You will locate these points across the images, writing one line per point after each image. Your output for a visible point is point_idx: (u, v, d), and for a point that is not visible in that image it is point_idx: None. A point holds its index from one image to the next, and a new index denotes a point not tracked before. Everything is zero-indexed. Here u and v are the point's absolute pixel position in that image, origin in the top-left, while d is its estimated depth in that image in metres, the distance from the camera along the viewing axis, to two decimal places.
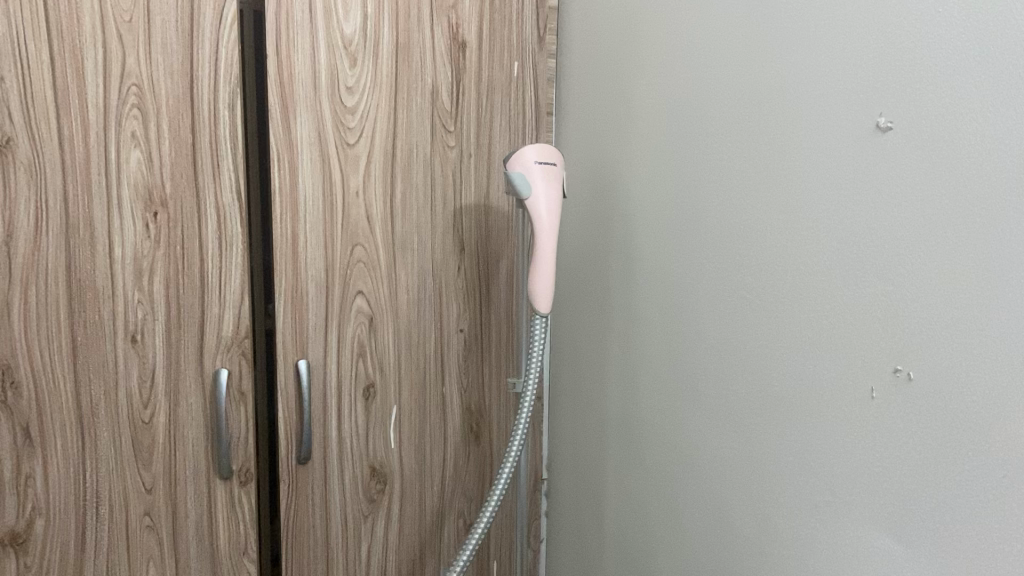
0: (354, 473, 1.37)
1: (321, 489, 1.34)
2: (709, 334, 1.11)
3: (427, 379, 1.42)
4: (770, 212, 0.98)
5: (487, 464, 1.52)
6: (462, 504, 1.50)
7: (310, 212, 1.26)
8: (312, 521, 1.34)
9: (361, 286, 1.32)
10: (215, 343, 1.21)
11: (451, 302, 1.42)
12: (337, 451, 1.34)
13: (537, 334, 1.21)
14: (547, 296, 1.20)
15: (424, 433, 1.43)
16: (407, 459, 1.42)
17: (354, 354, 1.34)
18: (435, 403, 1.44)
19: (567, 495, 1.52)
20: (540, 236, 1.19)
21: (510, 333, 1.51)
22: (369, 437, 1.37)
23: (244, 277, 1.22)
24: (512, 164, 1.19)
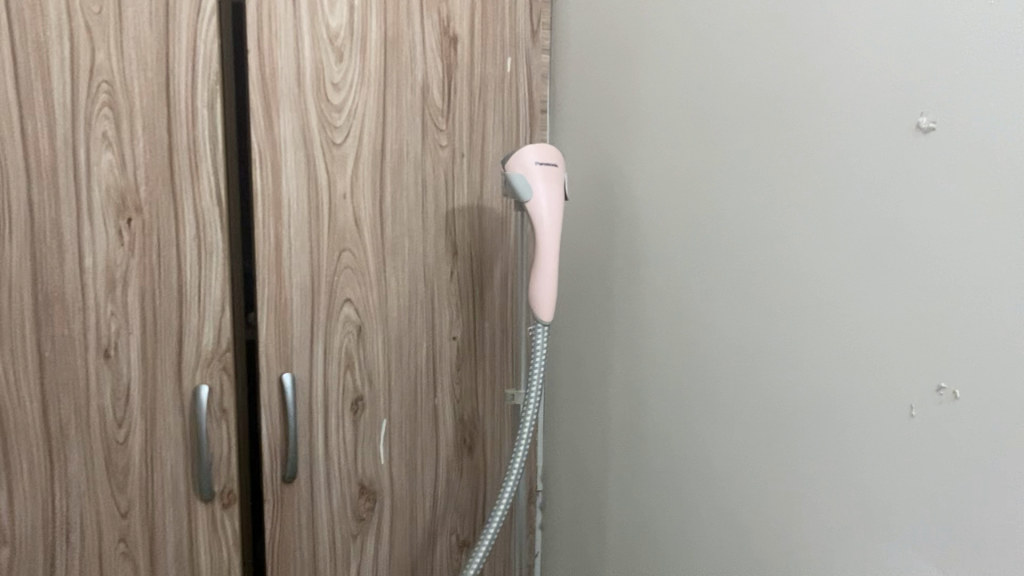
0: (342, 491, 1.30)
1: (308, 510, 1.27)
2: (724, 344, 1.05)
3: (418, 390, 1.35)
4: (796, 215, 0.93)
5: (480, 477, 1.46)
6: (454, 520, 1.44)
7: (295, 217, 1.18)
8: (298, 543, 1.27)
9: (349, 294, 1.25)
10: (195, 357, 1.13)
11: (443, 309, 1.36)
12: (325, 468, 1.27)
13: (539, 344, 1.14)
14: (549, 305, 1.14)
15: (415, 447, 1.37)
16: (398, 475, 1.35)
17: (342, 366, 1.27)
18: (427, 415, 1.37)
19: (568, 506, 1.47)
20: (542, 242, 1.13)
21: (504, 339, 1.45)
22: (357, 453, 1.30)
23: (225, 286, 1.14)
24: (510, 167, 1.12)
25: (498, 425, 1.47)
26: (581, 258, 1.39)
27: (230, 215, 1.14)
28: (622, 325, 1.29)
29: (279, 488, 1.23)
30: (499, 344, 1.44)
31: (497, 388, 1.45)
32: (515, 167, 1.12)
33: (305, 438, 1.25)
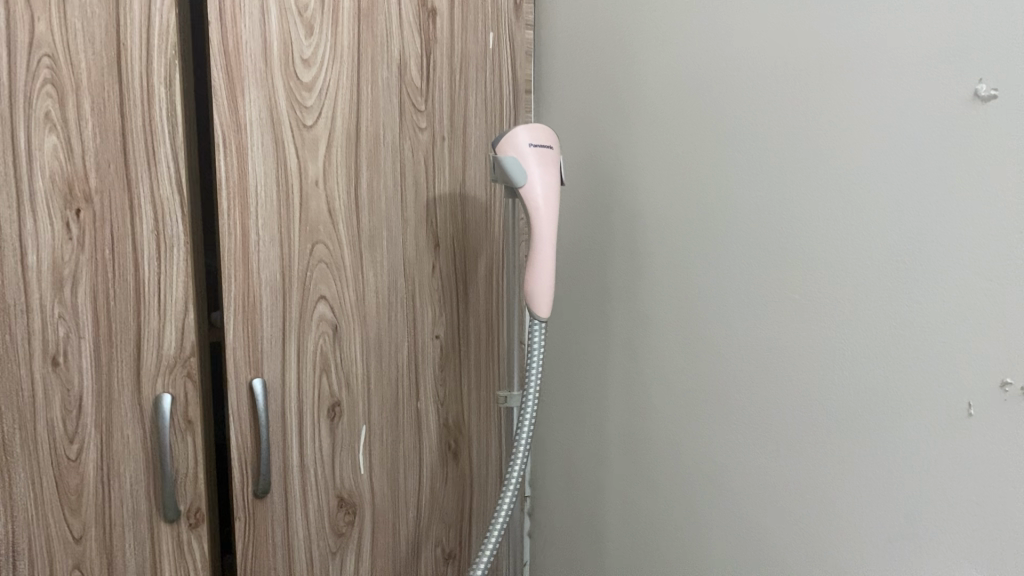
0: (320, 506, 1.19)
1: (284, 526, 1.16)
2: (762, 339, 1.06)
3: (400, 393, 1.26)
4: (841, 211, 0.93)
5: (468, 483, 1.39)
6: (440, 531, 1.36)
7: (264, 206, 1.07)
8: (273, 563, 1.16)
9: (324, 290, 1.15)
10: (155, 362, 1.02)
11: (426, 306, 1.27)
12: (301, 481, 1.17)
13: (536, 342, 1.07)
14: (546, 298, 1.06)
15: (397, 455, 1.28)
16: (379, 485, 1.26)
17: (317, 369, 1.16)
18: (410, 420, 1.28)
19: (566, 505, 1.46)
20: (538, 230, 1.04)
21: (491, 338, 1.40)
22: (335, 464, 1.20)
23: (188, 284, 1.03)
24: (500, 150, 1.03)
25: (488, 427, 1.41)
26: (586, 254, 1.36)
27: (191, 204, 1.02)
28: (619, 318, 1.30)
29: (249, 503, 1.12)
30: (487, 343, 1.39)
31: (487, 389, 1.40)
32: (506, 150, 1.03)
33: (278, 448, 1.14)
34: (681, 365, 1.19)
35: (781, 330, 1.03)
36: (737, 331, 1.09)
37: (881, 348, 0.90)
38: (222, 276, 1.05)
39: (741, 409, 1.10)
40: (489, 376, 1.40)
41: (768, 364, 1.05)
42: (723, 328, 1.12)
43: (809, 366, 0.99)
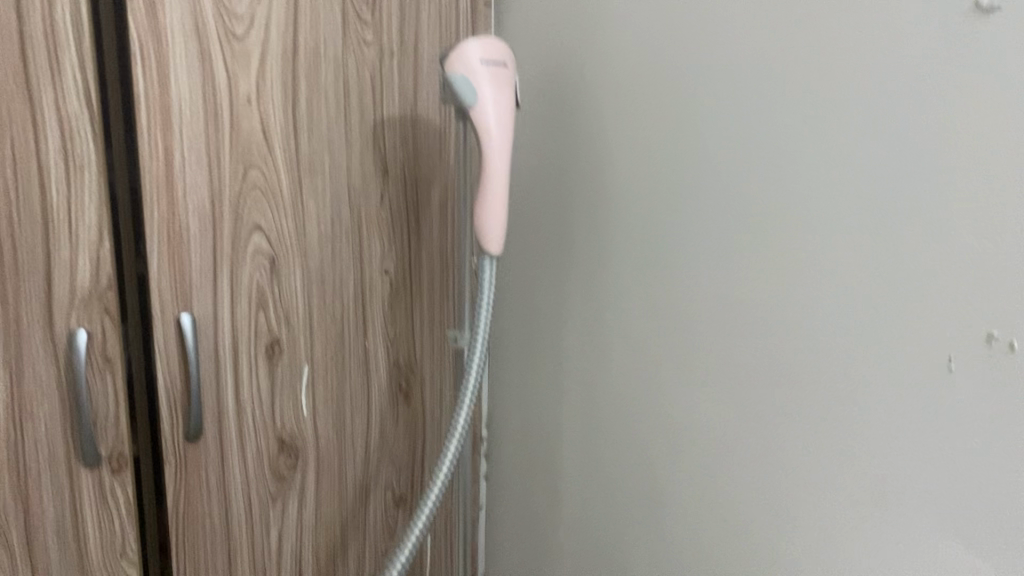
0: (258, 449, 1.12)
1: (218, 471, 1.08)
2: (739, 281, 0.99)
3: (344, 331, 1.19)
4: (834, 148, 0.87)
5: (418, 423, 1.33)
6: (389, 473, 1.30)
7: (190, 123, 0.97)
8: (207, 510, 1.08)
9: (259, 219, 1.06)
10: (68, 295, 0.93)
11: (372, 238, 1.19)
12: (236, 423, 1.09)
13: (487, 279, 0.99)
14: (498, 235, 0.98)
15: (343, 396, 1.21)
16: (323, 428, 1.19)
17: (253, 303, 1.08)
18: (357, 359, 1.21)
19: (522, 447, 1.41)
20: (490, 159, 0.95)
21: (443, 273, 1.32)
22: (275, 405, 1.13)
23: (103, 209, 0.93)
24: (449, 68, 0.94)
25: (441, 366, 1.35)
26: (542, 185, 1.28)
27: (106, 118, 0.92)
28: (584, 254, 1.22)
29: (183, 447, 1.04)
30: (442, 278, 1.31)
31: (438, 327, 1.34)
32: (455, 68, 0.93)
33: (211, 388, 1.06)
34: (648, 305, 1.12)
35: (760, 272, 0.96)
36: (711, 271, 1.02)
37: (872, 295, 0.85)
38: (142, 201, 0.95)
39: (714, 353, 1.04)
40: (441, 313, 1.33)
41: (743, 306, 0.99)
42: (696, 268, 1.05)
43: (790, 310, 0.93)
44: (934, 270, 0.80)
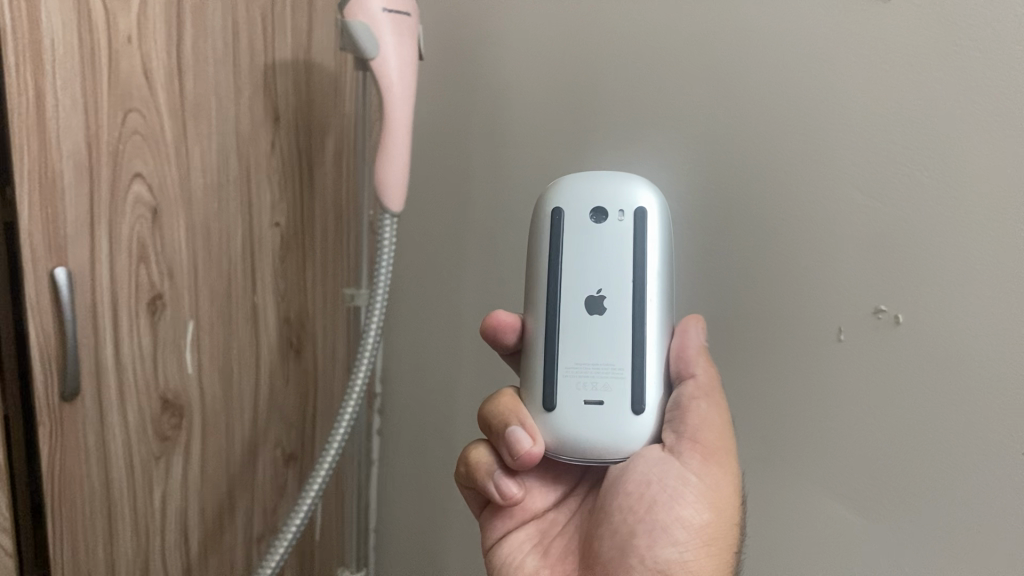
0: (256, 410, 0.77)
1: (64, 306, 0.57)
2: (706, 14, 0.54)
3: (230, 250, 0.71)
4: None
5: (310, 390, 0.83)
6: (278, 434, 0.81)
7: (185, 19, 0.62)
8: (86, 470, 0.62)
9: (141, 166, 0.62)
10: (115, 205, 0.60)
11: (183, 18, 0.62)
12: (192, 406, 0.70)
13: (388, 254, 0.62)
14: (402, 185, 0.61)
15: (259, 382, 0.77)
16: (210, 382, 0.72)
17: (132, 259, 0.63)
18: (240, 251, 0.72)
19: (417, 377, 0.81)
20: (389, 102, 0.59)
21: (337, 105, 0.78)
22: (212, 393, 0.72)
23: (89, 141, 0.57)
24: (344, 13, 0.57)
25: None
26: (444, 56, 0.71)
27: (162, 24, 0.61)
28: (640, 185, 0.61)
29: (57, 409, 0.59)
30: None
31: (311, 16, 0.74)
32: (352, 13, 0.57)
33: (39, 231, 0.55)
34: (578, 46, 0.61)
35: (676, 40, 0.55)
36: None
37: (917, 36, 0.45)
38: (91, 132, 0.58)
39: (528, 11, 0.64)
40: (295, 17, 0.72)
41: (603, 90, 0.59)
42: (618, 36, 0.58)
43: (660, 28, 0.56)
44: (964, 110, 0.43)
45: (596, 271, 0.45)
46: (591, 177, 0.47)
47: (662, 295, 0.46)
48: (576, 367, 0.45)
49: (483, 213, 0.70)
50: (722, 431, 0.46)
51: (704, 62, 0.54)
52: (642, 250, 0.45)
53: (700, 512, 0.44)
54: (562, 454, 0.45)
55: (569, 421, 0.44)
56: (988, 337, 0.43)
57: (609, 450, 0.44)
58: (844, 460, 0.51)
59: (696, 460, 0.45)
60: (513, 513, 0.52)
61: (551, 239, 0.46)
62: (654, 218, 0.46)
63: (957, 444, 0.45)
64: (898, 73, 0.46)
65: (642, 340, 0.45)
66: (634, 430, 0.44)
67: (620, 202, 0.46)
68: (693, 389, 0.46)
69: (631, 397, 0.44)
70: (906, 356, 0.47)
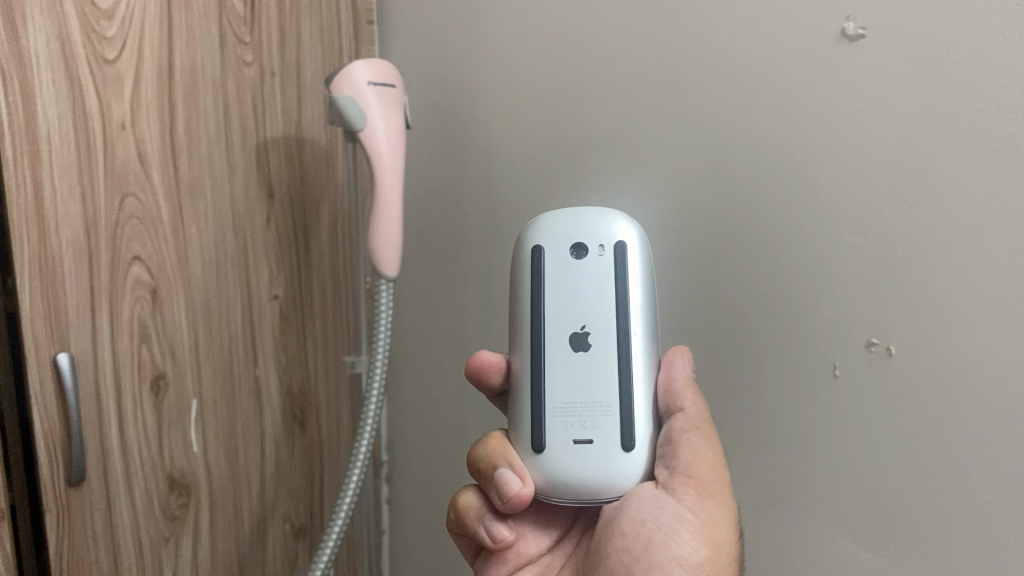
0: (263, 482, 0.77)
1: (68, 390, 0.58)
2: (678, 68, 0.55)
3: (231, 325, 0.71)
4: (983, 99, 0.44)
5: (316, 461, 0.83)
6: (287, 508, 0.80)
7: (178, 103, 0.64)
8: (94, 555, 0.62)
9: (140, 248, 0.63)
10: (116, 288, 0.61)
11: (175, 103, 0.64)
12: (200, 483, 0.70)
13: (384, 319, 0.63)
14: (395, 250, 0.62)
15: (266, 454, 0.77)
16: (217, 459, 0.72)
17: (134, 338, 0.63)
18: (241, 326, 0.72)
19: (422, 440, 0.81)
20: (379, 171, 0.60)
21: (329, 178, 0.80)
22: (218, 468, 0.72)
23: (91, 229, 0.59)
24: (331, 88, 0.59)
25: (374, 17, 0.82)
26: (430, 124, 0.73)
27: (157, 109, 0.63)
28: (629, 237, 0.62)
29: (64, 495, 0.59)
30: (363, 31, 0.82)
31: (300, 94, 0.76)
32: (338, 87, 0.59)
33: (41, 319, 0.56)
34: (555, 106, 0.62)
35: (652, 94, 0.56)
36: (503, 60, 0.66)
37: (874, 72, 0.46)
38: (92, 219, 0.59)
39: (509, 76, 0.65)
40: (284, 97, 0.74)
41: (585, 148, 0.61)
42: (597, 93, 0.60)
43: (635, 85, 0.57)
44: (925, 144, 0.44)
45: (578, 308, 0.46)
46: (570, 214, 0.48)
47: (646, 329, 0.46)
48: (564, 406, 0.45)
49: (478, 274, 0.71)
50: (714, 466, 0.46)
51: (679, 115, 0.55)
52: (623, 284, 0.46)
53: (698, 550, 0.43)
54: (552, 497, 0.45)
55: (559, 461, 0.44)
56: (974, 361, 0.44)
57: (600, 490, 0.44)
58: (847, 497, 0.50)
59: (690, 495, 0.44)
60: (508, 559, 0.51)
61: (533, 276, 0.47)
62: (633, 250, 0.47)
63: (953, 467, 0.46)
64: (856, 113, 0.47)
65: (627, 375, 0.45)
66: (625, 467, 0.44)
67: (600, 237, 0.47)
68: (683, 422, 0.46)
69: (619, 435, 0.44)
70: (896, 387, 0.47)
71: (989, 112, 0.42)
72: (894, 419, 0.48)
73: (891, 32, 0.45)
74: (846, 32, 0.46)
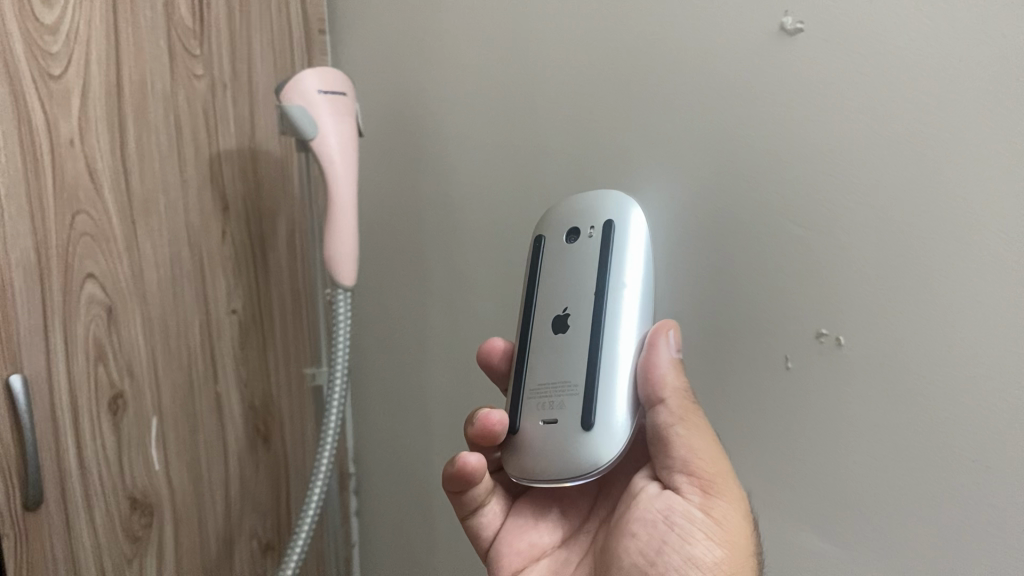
0: (228, 496, 0.76)
1: (22, 413, 0.56)
2: (626, 68, 0.55)
3: (189, 341, 0.71)
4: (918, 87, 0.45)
5: (280, 474, 0.83)
6: (253, 523, 0.79)
7: (128, 118, 0.64)
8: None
9: (91, 265, 0.62)
10: (66, 308, 0.60)
11: (124, 118, 0.63)
12: (163, 501, 0.69)
13: (343, 326, 0.62)
14: (351, 257, 0.61)
15: (229, 468, 0.76)
16: (180, 476, 0.71)
17: (88, 357, 0.62)
18: (200, 341, 0.72)
19: (388, 449, 0.81)
20: (332, 179, 0.60)
21: (285, 188, 0.80)
22: (181, 485, 0.71)
23: (38, 251, 0.58)
24: (281, 97, 0.59)
25: (326, 26, 0.82)
26: (384, 132, 0.72)
27: (105, 125, 0.62)
28: None
29: (21, 519, 0.58)
30: (315, 41, 0.81)
31: (252, 105, 0.75)
32: (288, 96, 0.58)
33: None
34: (507, 109, 0.63)
35: (602, 94, 0.56)
36: (454, 64, 0.66)
37: (813, 66, 0.46)
38: (39, 239, 0.58)
39: (461, 80, 0.65)
40: (236, 109, 0.73)
41: (536, 150, 0.61)
42: (549, 95, 0.60)
43: (583, 86, 0.57)
44: (862, 135, 0.45)
45: (564, 293, 0.47)
46: (578, 203, 0.50)
47: (627, 308, 0.45)
48: (539, 388, 0.46)
49: (438, 279, 0.71)
50: (715, 457, 0.45)
51: (626, 114, 0.55)
52: (605, 268, 0.46)
53: (711, 550, 0.42)
54: (522, 480, 0.45)
55: (529, 442, 0.45)
56: (917, 348, 0.45)
57: (565, 470, 0.42)
58: (801, 488, 0.51)
59: (697, 494, 0.44)
60: (522, 551, 0.50)
61: (533, 265, 0.50)
62: (625, 235, 0.47)
63: (899, 455, 0.46)
64: (796, 106, 0.47)
65: (597, 352, 0.45)
66: (583, 445, 0.42)
67: (592, 221, 0.48)
68: (667, 416, 0.45)
69: (581, 412, 0.43)
70: (844, 376, 0.48)
71: (926, 102, 0.43)
72: (849, 410, 0.48)
73: (828, 26, 0.45)
74: (785, 26, 0.47)
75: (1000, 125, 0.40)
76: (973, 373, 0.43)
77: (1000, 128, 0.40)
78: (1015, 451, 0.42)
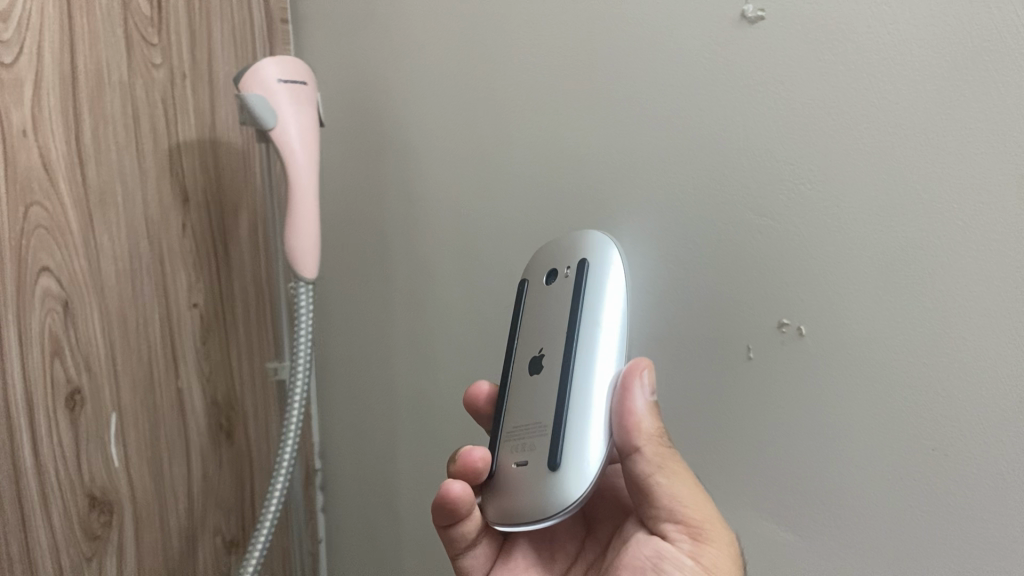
0: (190, 493, 0.75)
1: None
2: (589, 57, 0.54)
3: (149, 335, 0.69)
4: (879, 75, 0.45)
5: (243, 469, 0.81)
6: (216, 520, 0.78)
7: (84, 107, 0.62)
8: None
9: (46, 257, 0.60)
10: (20, 302, 0.58)
11: (79, 107, 0.62)
12: (122, 497, 0.68)
13: (305, 321, 0.62)
14: (313, 250, 0.61)
15: (191, 465, 0.75)
16: (140, 473, 0.70)
17: (43, 352, 0.61)
18: (160, 336, 0.70)
19: (354, 442, 0.80)
20: (293, 170, 0.59)
21: (246, 180, 0.78)
22: (141, 481, 0.70)
23: None
24: (240, 86, 0.57)
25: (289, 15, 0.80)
26: (348, 123, 0.71)
27: (60, 115, 0.60)
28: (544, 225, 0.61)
29: None
30: (278, 30, 0.80)
31: (212, 95, 0.74)
32: (248, 85, 0.57)
33: None
34: (471, 100, 0.62)
35: (565, 83, 0.56)
36: (418, 54, 0.65)
37: (775, 55, 0.46)
38: None
39: (425, 70, 0.64)
40: (196, 99, 0.72)
41: (500, 141, 0.61)
42: (512, 85, 0.59)
43: (547, 76, 0.57)
44: (825, 124, 0.45)
45: (539, 333, 0.47)
46: (560, 246, 0.49)
47: (599, 348, 0.43)
48: (516, 430, 0.45)
49: (403, 271, 0.70)
50: (700, 503, 0.44)
51: (590, 103, 0.55)
52: (579, 305, 0.45)
53: None
54: (500, 525, 0.44)
55: (504, 486, 0.44)
56: (878, 335, 0.45)
57: (534, 514, 0.41)
58: (768, 476, 0.51)
59: (687, 542, 0.43)
60: None
61: (518, 310, 0.50)
62: (599, 272, 0.45)
63: (862, 442, 0.46)
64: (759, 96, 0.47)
65: (567, 392, 0.43)
66: (549, 486, 0.41)
67: (570, 261, 0.47)
68: (646, 465, 0.43)
69: (547, 453, 0.42)
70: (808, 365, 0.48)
71: (885, 92, 0.42)
72: (813, 398, 0.48)
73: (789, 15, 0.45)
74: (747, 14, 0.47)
75: (958, 111, 0.40)
76: (934, 357, 0.43)
77: (959, 113, 0.40)
78: (975, 437, 0.42)
